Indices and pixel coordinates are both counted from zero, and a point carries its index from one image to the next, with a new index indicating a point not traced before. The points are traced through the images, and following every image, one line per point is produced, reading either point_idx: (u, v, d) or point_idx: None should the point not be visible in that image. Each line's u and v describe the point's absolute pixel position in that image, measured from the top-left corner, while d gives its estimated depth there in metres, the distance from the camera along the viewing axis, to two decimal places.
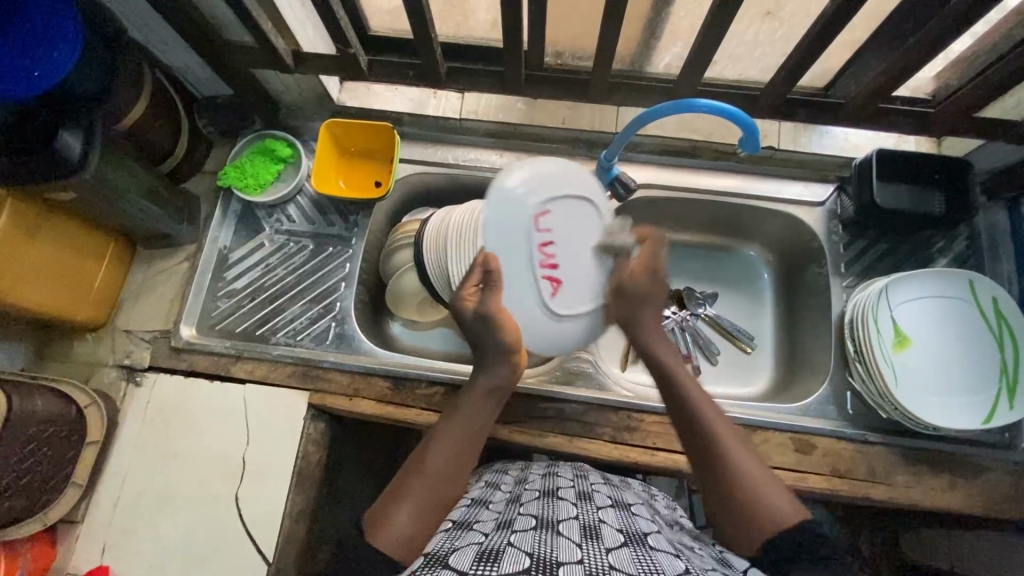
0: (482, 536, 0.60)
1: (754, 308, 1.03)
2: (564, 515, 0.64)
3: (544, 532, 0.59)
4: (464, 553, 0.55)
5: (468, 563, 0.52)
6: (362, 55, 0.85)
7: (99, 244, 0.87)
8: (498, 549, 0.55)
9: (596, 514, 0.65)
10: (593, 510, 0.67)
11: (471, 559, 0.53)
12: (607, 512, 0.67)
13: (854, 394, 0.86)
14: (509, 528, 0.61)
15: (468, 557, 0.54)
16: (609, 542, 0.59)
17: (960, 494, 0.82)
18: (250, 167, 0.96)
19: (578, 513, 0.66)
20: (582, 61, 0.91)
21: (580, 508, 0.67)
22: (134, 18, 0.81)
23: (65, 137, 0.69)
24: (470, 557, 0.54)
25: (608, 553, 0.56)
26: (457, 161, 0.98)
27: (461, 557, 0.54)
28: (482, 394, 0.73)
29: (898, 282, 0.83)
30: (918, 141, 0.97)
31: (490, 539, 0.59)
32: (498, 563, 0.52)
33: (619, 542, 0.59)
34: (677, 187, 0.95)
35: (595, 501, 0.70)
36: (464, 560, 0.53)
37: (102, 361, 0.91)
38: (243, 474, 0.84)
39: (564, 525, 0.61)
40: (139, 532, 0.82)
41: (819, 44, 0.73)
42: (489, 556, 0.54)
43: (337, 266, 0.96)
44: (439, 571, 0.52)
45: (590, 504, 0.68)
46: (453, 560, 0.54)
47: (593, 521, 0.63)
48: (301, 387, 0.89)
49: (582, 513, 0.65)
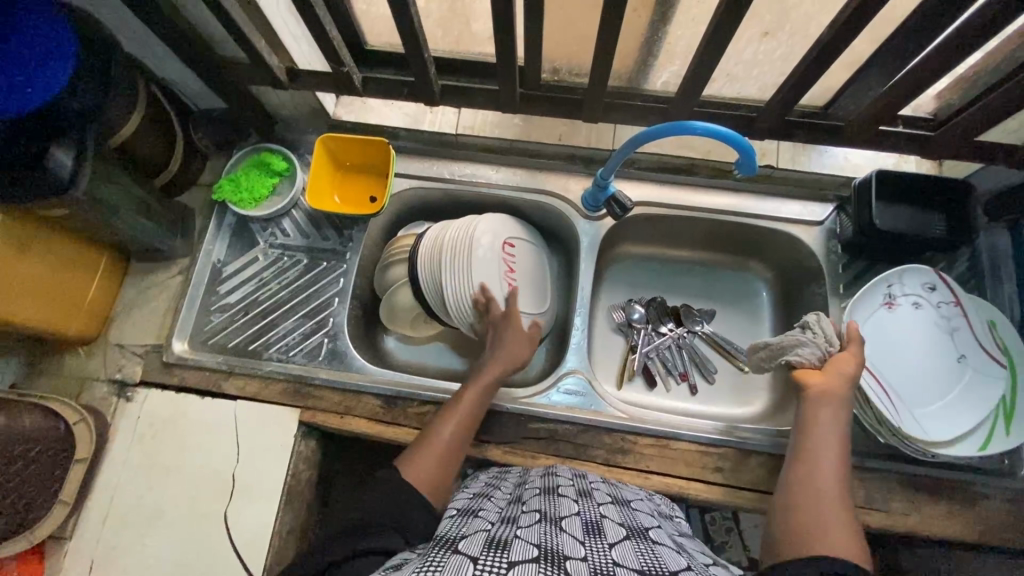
0: (488, 527, 0.57)
1: (752, 326, 1.02)
2: (566, 511, 0.61)
3: (547, 526, 0.56)
4: (472, 541, 0.51)
5: (478, 550, 0.48)
6: (355, 72, 0.85)
7: (92, 259, 0.87)
8: (505, 539, 0.51)
9: (598, 510, 0.63)
10: (595, 505, 0.64)
11: (478, 548, 0.49)
12: (608, 507, 0.65)
13: (852, 418, 0.85)
14: (513, 522, 0.58)
15: (475, 544, 0.50)
16: (612, 537, 0.56)
17: (958, 522, 0.80)
18: (245, 180, 0.95)
19: (580, 509, 0.63)
20: (578, 77, 0.90)
21: (581, 504, 0.64)
22: (124, 29, 0.80)
23: (57, 155, 0.68)
24: (477, 545, 0.50)
25: (612, 547, 0.53)
26: (453, 176, 0.98)
27: (470, 542, 0.50)
28: (516, 346, 0.84)
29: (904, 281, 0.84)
30: (918, 162, 0.96)
31: (496, 530, 0.55)
32: (507, 550, 0.48)
33: (622, 536, 0.57)
34: (675, 206, 0.94)
35: (595, 497, 0.68)
36: (473, 547, 0.49)
37: (94, 374, 0.90)
38: (233, 492, 0.83)
39: (567, 521, 0.58)
40: (128, 549, 0.81)
41: (817, 64, 0.72)
42: (498, 545, 0.50)
43: (331, 281, 0.95)
44: (449, 556, 0.47)
45: (591, 500, 0.66)
46: (462, 545, 0.50)
47: (595, 516, 0.61)
48: (292, 404, 0.88)
49: (584, 509, 0.63)
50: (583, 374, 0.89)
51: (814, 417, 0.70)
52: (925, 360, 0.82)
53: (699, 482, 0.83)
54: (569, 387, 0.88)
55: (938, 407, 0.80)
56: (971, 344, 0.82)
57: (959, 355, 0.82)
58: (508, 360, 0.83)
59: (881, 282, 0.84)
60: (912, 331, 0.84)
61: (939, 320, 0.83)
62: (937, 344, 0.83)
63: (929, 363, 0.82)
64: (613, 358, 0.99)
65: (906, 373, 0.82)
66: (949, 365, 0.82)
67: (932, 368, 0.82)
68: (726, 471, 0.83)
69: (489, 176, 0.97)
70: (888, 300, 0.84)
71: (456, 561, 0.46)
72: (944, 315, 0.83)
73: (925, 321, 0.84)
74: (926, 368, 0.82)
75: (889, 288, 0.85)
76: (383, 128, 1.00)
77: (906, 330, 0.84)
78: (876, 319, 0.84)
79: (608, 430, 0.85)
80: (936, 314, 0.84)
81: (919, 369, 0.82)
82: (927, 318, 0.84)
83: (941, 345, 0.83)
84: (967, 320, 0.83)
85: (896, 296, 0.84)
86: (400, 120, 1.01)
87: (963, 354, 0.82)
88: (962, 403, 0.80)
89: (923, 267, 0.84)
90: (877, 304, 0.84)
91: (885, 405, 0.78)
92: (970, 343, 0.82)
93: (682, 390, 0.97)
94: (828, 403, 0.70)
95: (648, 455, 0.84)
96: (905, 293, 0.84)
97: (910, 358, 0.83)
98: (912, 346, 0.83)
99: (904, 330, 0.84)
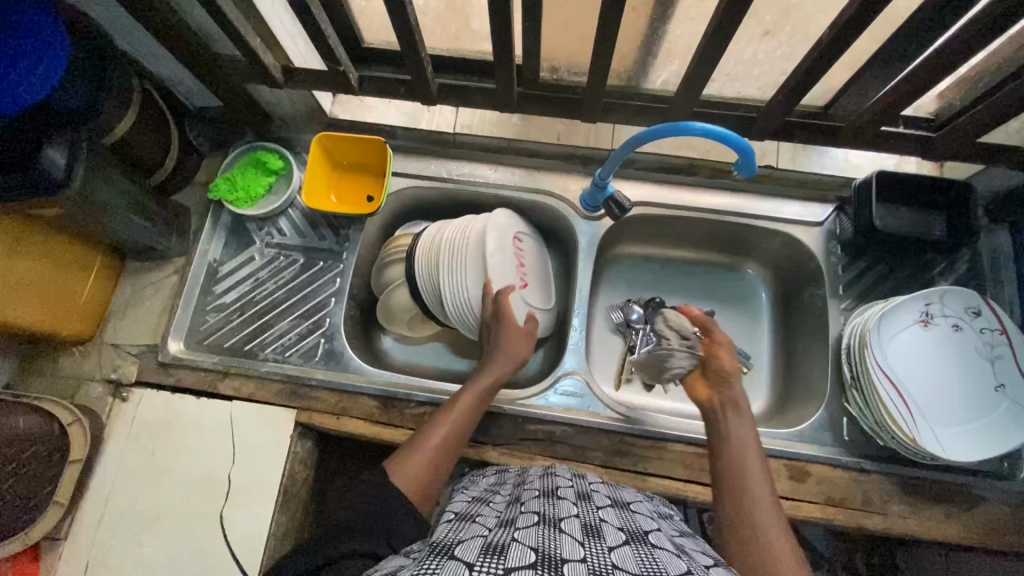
0: (486, 531, 0.56)
1: (751, 327, 1.01)
2: (566, 513, 0.60)
3: (546, 528, 0.55)
4: (469, 546, 0.50)
5: (474, 556, 0.47)
6: (352, 70, 0.84)
7: (86, 259, 0.86)
8: (502, 544, 0.51)
9: (597, 513, 0.62)
10: (594, 509, 0.64)
11: (476, 553, 0.48)
12: (607, 511, 0.64)
13: (851, 420, 0.84)
14: (511, 525, 0.57)
15: (472, 550, 0.50)
16: (611, 540, 0.55)
17: (956, 524, 0.80)
18: (241, 179, 0.94)
19: (578, 512, 0.62)
20: (577, 76, 0.89)
21: (580, 508, 0.63)
22: (119, 27, 0.79)
23: (49, 153, 0.67)
24: (474, 551, 0.49)
25: (611, 552, 0.52)
26: (450, 175, 0.97)
27: (466, 549, 0.50)
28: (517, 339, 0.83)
29: (923, 300, 0.82)
30: (919, 162, 0.95)
31: (493, 535, 0.55)
32: (504, 554, 0.48)
33: (621, 540, 0.56)
34: (674, 206, 0.94)
35: (595, 500, 0.67)
36: (470, 552, 0.48)
37: (88, 375, 0.90)
38: (228, 494, 0.83)
39: (566, 523, 0.57)
40: (123, 550, 0.81)
41: (818, 64, 0.71)
42: (495, 550, 0.49)
43: (328, 281, 0.94)
44: (445, 564, 0.46)
45: (590, 503, 0.65)
46: (458, 552, 0.49)
47: (594, 520, 0.60)
48: (288, 405, 0.88)
49: (583, 511, 0.62)
50: (581, 375, 0.88)
51: (742, 435, 0.68)
52: (958, 382, 0.81)
53: (696, 484, 0.83)
54: (567, 388, 0.87)
55: (962, 430, 0.79)
56: (1011, 374, 0.80)
57: (997, 385, 0.80)
58: (503, 366, 0.82)
59: (921, 299, 0.82)
60: (947, 355, 0.82)
61: (980, 346, 0.81)
62: (974, 371, 0.81)
63: (964, 390, 0.80)
64: (611, 359, 0.98)
65: (938, 393, 0.80)
66: (984, 391, 0.80)
67: (967, 395, 0.80)
68: None
69: (487, 175, 0.97)
70: (924, 318, 0.82)
71: (452, 568, 0.46)
72: (985, 342, 0.81)
73: (963, 347, 0.81)
74: (959, 393, 0.80)
75: (927, 306, 0.82)
76: (380, 126, 0.99)
77: (940, 349, 0.82)
78: (911, 339, 0.82)
79: (605, 431, 0.85)
80: (978, 339, 0.81)
81: (946, 389, 0.80)
82: (967, 342, 0.82)
83: (980, 372, 0.81)
84: (1011, 348, 0.80)
85: (933, 316, 0.82)
86: (397, 118, 1.00)
87: (1001, 384, 0.80)
88: (987, 430, 0.79)
89: (968, 290, 0.82)
90: (911, 321, 0.82)
91: (905, 423, 0.77)
92: (1011, 372, 0.80)
93: (681, 391, 0.97)
94: (741, 415, 0.70)
95: (645, 457, 0.84)
96: (943, 317, 0.82)
97: (944, 380, 0.81)
98: (946, 368, 0.81)
99: (939, 351, 0.82)
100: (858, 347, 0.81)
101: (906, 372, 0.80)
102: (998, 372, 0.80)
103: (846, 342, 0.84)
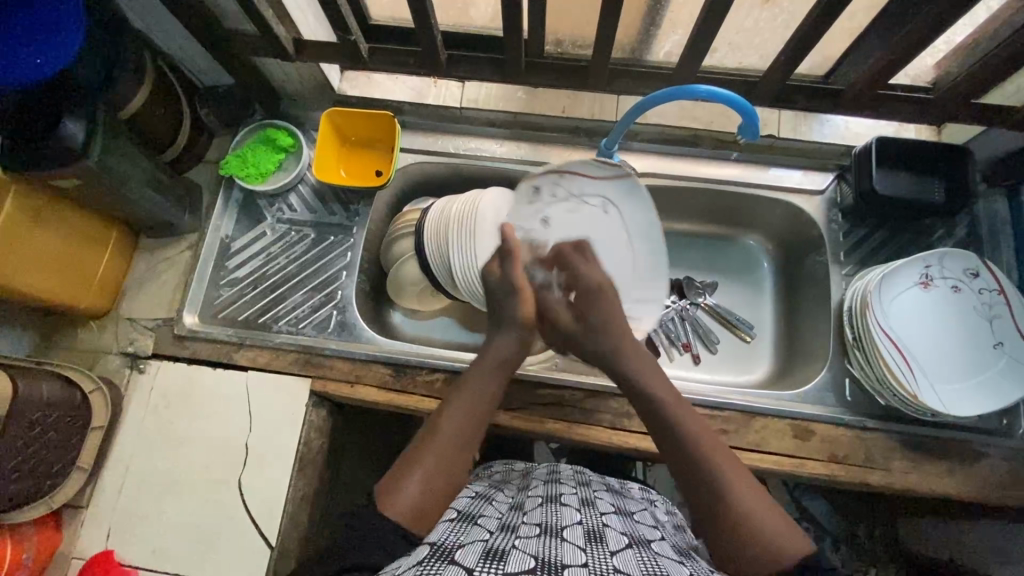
0: (487, 535, 0.58)
1: (753, 298, 1.03)
2: (568, 518, 0.62)
3: (547, 535, 0.57)
4: (470, 550, 0.53)
5: (474, 561, 0.51)
6: (362, 43, 0.86)
7: (101, 233, 0.88)
8: (502, 550, 0.53)
9: (600, 519, 0.63)
10: (597, 515, 0.64)
11: (476, 558, 0.51)
12: (610, 517, 0.65)
13: (853, 381, 0.87)
14: (513, 529, 0.59)
15: (472, 554, 0.52)
16: (613, 546, 0.57)
17: (957, 479, 0.82)
18: (250, 155, 0.96)
19: (581, 517, 0.63)
20: (581, 49, 0.91)
21: (583, 513, 0.64)
22: (133, 3, 0.80)
23: (69, 124, 0.69)
24: (474, 555, 0.52)
25: (613, 557, 0.54)
26: (458, 150, 0.98)
27: (467, 554, 0.52)
28: (493, 366, 0.74)
29: (927, 261, 0.84)
30: (919, 130, 0.97)
31: (494, 539, 0.57)
32: (503, 561, 0.51)
33: (624, 545, 0.58)
34: (678, 176, 0.95)
35: (598, 507, 0.68)
36: (470, 556, 0.52)
37: (105, 348, 0.91)
38: (245, 460, 0.85)
39: (568, 529, 0.59)
40: (144, 516, 0.83)
41: (814, 29, 0.73)
42: (495, 555, 0.52)
43: (339, 255, 0.96)
44: (446, 568, 0.50)
45: (593, 510, 0.66)
46: (458, 556, 0.52)
47: (597, 525, 0.61)
48: (303, 374, 0.89)
49: (586, 517, 0.63)
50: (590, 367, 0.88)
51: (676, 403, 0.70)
52: (958, 341, 0.83)
53: None
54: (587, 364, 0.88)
55: (960, 387, 0.81)
56: (1011, 333, 0.82)
57: (996, 342, 0.82)
58: (507, 350, 0.75)
59: (921, 260, 0.84)
60: (947, 317, 0.84)
61: (979, 307, 0.83)
62: (973, 332, 0.83)
63: (962, 351, 0.82)
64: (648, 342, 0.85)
65: (939, 351, 0.82)
66: (984, 349, 0.82)
67: (966, 355, 0.82)
68: (733, 433, 0.84)
69: (494, 151, 0.98)
70: (925, 278, 0.84)
71: (453, 572, 0.49)
72: (987, 303, 0.83)
73: (962, 309, 0.84)
74: (960, 352, 0.82)
75: (927, 268, 0.84)
76: (387, 102, 1.00)
77: (941, 310, 0.84)
78: (914, 298, 0.84)
79: (616, 396, 0.87)
80: (977, 300, 0.84)
81: (945, 350, 0.82)
82: (966, 302, 0.84)
83: (979, 332, 0.83)
84: (1009, 308, 0.82)
85: (934, 277, 0.84)
86: (404, 94, 1.01)
87: (998, 343, 0.82)
88: (987, 387, 0.81)
89: (968, 253, 0.84)
90: (913, 282, 0.84)
91: (904, 377, 0.80)
92: (1009, 331, 0.82)
93: (686, 359, 0.99)
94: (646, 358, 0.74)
95: None
96: (940, 280, 0.84)
97: (945, 341, 0.83)
98: (947, 327, 0.83)
99: (938, 310, 0.84)
100: (859, 307, 0.83)
101: (903, 336, 0.82)
102: (998, 329, 0.82)
103: (847, 303, 0.87)
